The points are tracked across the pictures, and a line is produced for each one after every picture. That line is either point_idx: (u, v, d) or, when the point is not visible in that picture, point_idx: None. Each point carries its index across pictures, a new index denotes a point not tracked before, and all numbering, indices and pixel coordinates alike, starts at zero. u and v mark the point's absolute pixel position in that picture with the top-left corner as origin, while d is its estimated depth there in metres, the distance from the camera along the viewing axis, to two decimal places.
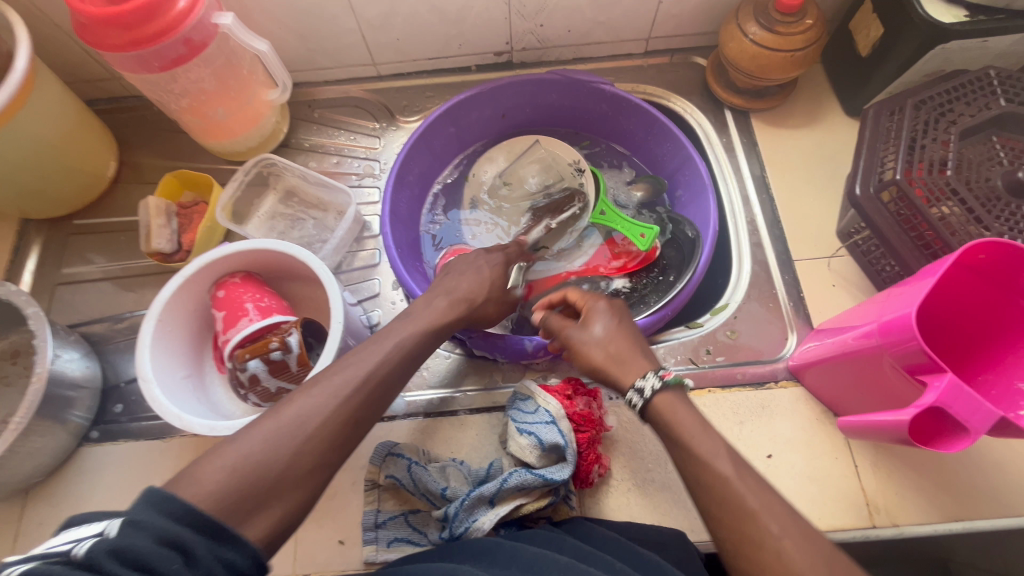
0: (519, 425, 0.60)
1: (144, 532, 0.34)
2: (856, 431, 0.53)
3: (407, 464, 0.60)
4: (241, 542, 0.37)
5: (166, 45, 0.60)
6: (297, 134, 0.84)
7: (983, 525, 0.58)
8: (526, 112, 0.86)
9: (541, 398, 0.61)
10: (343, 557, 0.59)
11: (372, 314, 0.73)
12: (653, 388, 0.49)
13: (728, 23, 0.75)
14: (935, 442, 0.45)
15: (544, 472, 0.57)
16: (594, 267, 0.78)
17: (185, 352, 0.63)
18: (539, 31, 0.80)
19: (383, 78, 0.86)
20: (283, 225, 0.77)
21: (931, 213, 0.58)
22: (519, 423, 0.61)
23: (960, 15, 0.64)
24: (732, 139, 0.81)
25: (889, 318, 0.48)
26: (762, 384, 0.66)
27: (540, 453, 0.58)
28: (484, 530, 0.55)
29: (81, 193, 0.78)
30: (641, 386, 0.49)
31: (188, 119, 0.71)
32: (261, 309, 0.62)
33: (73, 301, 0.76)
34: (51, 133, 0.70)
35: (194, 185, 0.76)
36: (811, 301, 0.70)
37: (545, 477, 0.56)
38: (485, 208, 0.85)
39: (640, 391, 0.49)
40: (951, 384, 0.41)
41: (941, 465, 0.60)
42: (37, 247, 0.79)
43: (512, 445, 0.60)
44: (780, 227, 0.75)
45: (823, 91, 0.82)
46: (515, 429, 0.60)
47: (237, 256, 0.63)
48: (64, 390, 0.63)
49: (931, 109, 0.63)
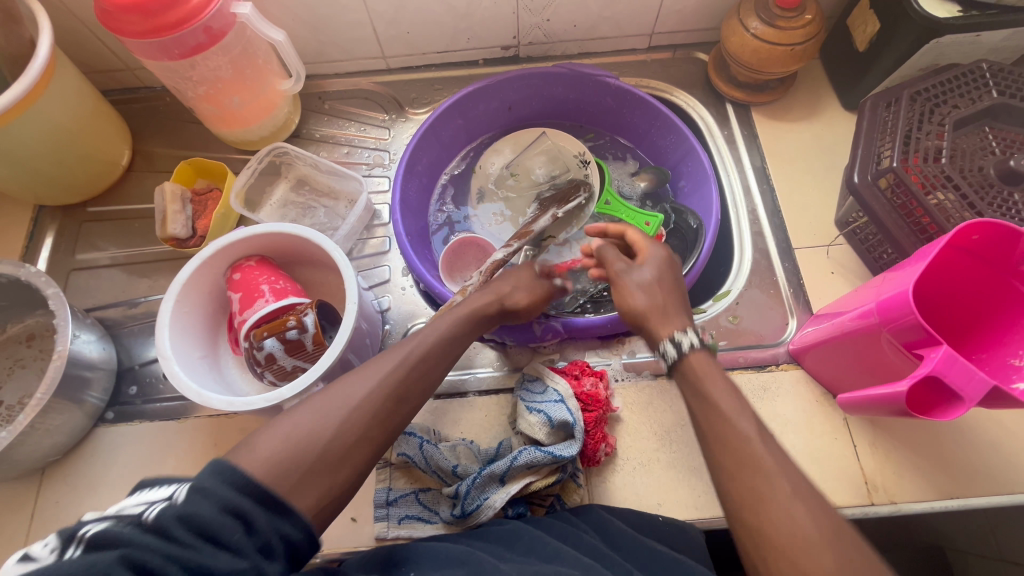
0: (528, 405, 0.62)
1: (210, 501, 0.35)
2: (855, 408, 0.55)
3: (419, 442, 0.61)
4: (296, 514, 0.39)
5: (187, 33, 0.62)
6: (307, 125, 0.85)
7: (978, 502, 0.60)
8: (531, 106, 0.88)
9: (550, 378, 0.64)
10: (355, 534, 0.60)
11: (383, 299, 0.75)
12: (691, 344, 0.50)
13: (730, 19, 0.77)
14: (932, 412, 0.47)
15: (553, 449, 0.58)
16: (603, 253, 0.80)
17: (200, 334, 0.64)
18: (545, 25, 0.82)
19: (392, 71, 0.88)
20: (296, 212, 0.79)
21: (927, 199, 0.60)
22: (528, 402, 0.63)
23: (953, 10, 0.66)
24: (733, 132, 0.83)
25: (886, 297, 0.50)
26: (763, 366, 0.68)
27: (549, 430, 0.60)
28: (495, 508, 0.57)
29: (95, 181, 0.80)
30: (679, 339, 0.51)
31: (203, 106, 0.72)
32: (276, 291, 0.63)
33: (88, 286, 0.77)
34: (69, 120, 0.72)
35: (209, 172, 0.77)
36: (810, 286, 0.72)
37: (554, 454, 0.57)
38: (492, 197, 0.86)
39: (678, 344, 0.51)
40: (946, 354, 0.43)
41: (937, 444, 0.62)
42: (52, 233, 0.80)
43: (521, 424, 0.62)
44: (780, 217, 0.77)
45: (822, 85, 0.84)
46: (524, 408, 0.62)
47: (253, 240, 0.64)
48: (82, 370, 0.64)
49: (926, 101, 0.65)
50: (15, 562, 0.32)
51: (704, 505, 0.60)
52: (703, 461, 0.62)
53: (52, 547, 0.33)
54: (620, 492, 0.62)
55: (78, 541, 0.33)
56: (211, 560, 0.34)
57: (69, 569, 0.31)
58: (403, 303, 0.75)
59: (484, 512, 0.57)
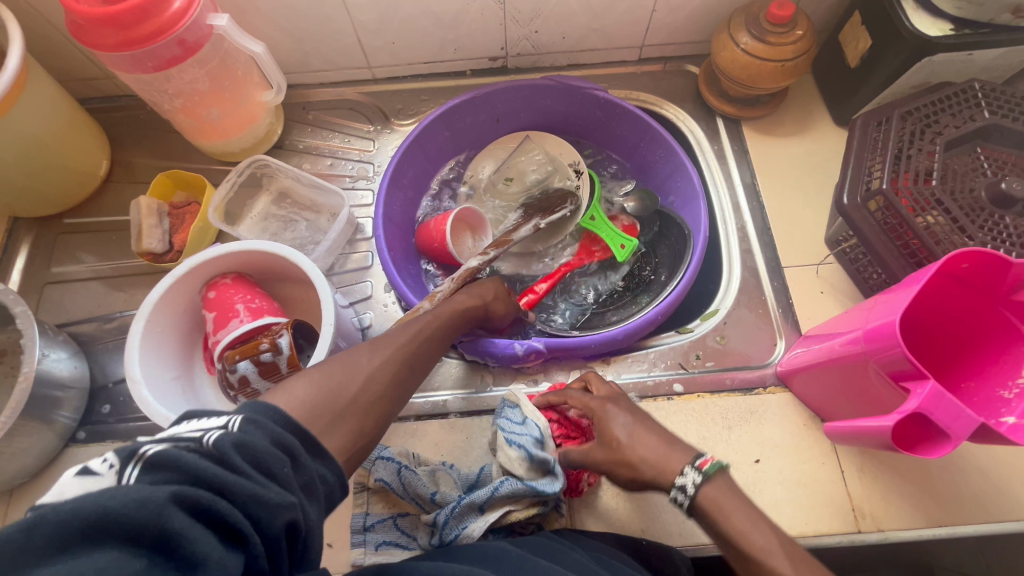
0: (508, 436, 0.59)
1: (262, 433, 0.33)
2: (841, 437, 0.53)
3: (397, 467, 0.59)
4: (330, 458, 0.37)
5: (160, 45, 0.60)
6: (291, 136, 0.84)
7: (967, 530, 0.59)
8: (520, 117, 0.86)
9: (530, 408, 0.61)
10: (330, 561, 0.59)
11: (364, 316, 0.73)
12: (694, 484, 0.44)
13: (721, 33, 0.76)
14: (916, 448, 0.46)
15: (535, 484, 0.56)
16: (574, 263, 0.80)
17: (173, 353, 0.63)
18: (534, 36, 0.81)
19: (378, 81, 0.86)
20: (276, 226, 0.77)
21: (916, 222, 0.59)
22: (508, 433, 0.59)
23: (946, 28, 0.64)
24: (723, 147, 0.82)
25: (875, 325, 0.49)
26: (750, 389, 0.67)
27: (530, 465, 0.57)
28: (473, 537, 0.55)
29: (72, 192, 0.78)
30: (682, 483, 0.45)
31: (181, 118, 0.71)
32: (252, 310, 0.62)
33: (62, 301, 0.75)
34: (44, 132, 0.70)
35: (186, 185, 0.75)
36: (799, 306, 0.71)
37: (537, 490, 0.56)
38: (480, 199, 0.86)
39: (682, 489, 0.44)
40: (933, 390, 0.42)
41: (926, 471, 0.61)
42: (27, 246, 0.78)
43: (501, 456, 0.59)
44: (770, 234, 0.76)
45: (813, 100, 0.83)
46: (504, 439, 0.59)
47: (227, 258, 0.63)
48: (51, 390, 0.62)
49: (917, 120, 0.64)
50: (75, 475, 0.29)
51: (688, 532, 0.59)
52: None
53: (111, 464, 0.29)
54: (603, 515, 0.61)
55: (137, 460, 0.29)
56: (266, 491, 0.30)
57: (127, 491, 0.27)
58: (385, 320, 0.73)
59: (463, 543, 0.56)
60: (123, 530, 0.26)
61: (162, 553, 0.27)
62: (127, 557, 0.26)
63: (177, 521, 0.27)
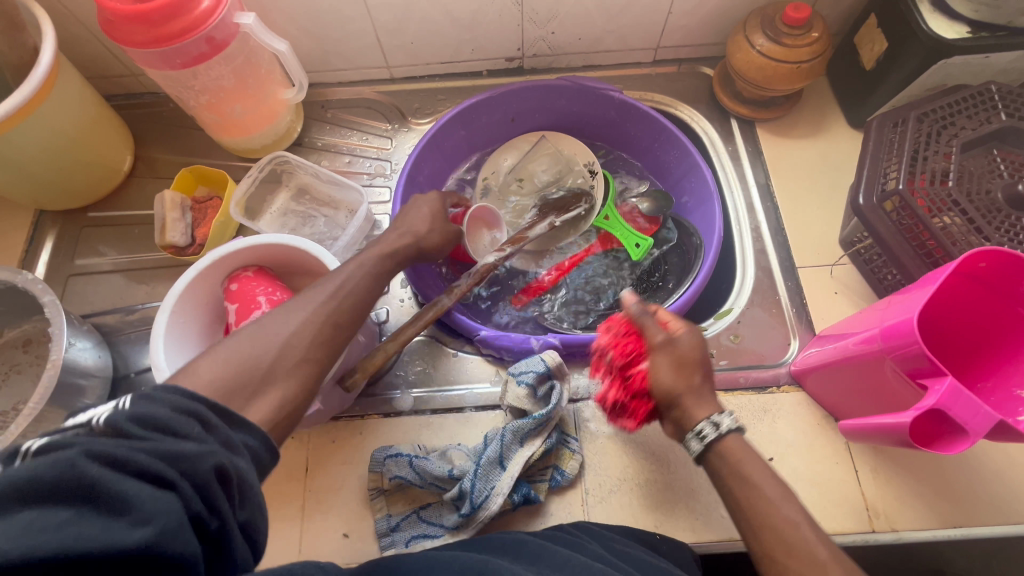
0: (516, 377, 0.63)
1: (160, 404, 0.32)
2: (857, 434, 0.54)
3: (409, 460, 0.60)
4: (247, 424, 0.36)
5: (190, 42, 0.61)
6: (310, 133, 0.85)
7: (981, 531, 0.58)
8: (536, 118, 0.87)
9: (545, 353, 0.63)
10: (346, 550, 0.60)
11: (381, 311, 0.74)
12: (729, 427, 0.47)
13: (736, 34, 0.77)
14: (933, 445, 0.46)
15: (535, 414, 0.60)
16: (580, 256, 0.81)
17: (196, 344, 0.64)
18: (550, 38, 0.82)
19: (396, 80, 0.88)
20: (295, 222, 0.78)
21: (932, 222, 0.60)
22: (516, 375, 0.63)
23: (963, 31, 0.65)
24: (738, 148, 0.82)
25: (891, 323, 0.49)
26: (764, 388, 0.67)
27: (533, 399, 0.62)
28: (504, 493, 0.57)
29: (97, 186, 0.80)
30: (718, 420, 0.47)
31: (205, 115, 0.72)
32: (273, 303, 0.63)
33: (86, 292, 0.77)
34: (72, 126, 0.72)
35: (209, 180, 0.77)
36: (813, 306, 0.71)
37: (535, 419, 0.59)
38: (494, 197, 0.86)
39: (718, 424, 0.47)
40: (951, 387, 0.42)
41: (941, 472, 0.61)
42: (52, 237, 0.80)
43: (507, 395, 0.63)
44: (783, 234, 0.76)
45: (827, 103, 0.83)
46: (511, 381, 0.63)
47: (251, 251, 0.64)
48: (77, 378, 0.64)
49: (933, 121, 0.64)
50: None
51: (701, 527, 0.59)
52: (699, 483, 0.61)
53: None
54: (617, 510, 0.61)
55: (18, 456, 0.29)
56: (180, 444, 0.31)
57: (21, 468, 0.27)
58: (401, 315, 0.74)
59: (493, 502, 0.57)
60: (34, 495, 0.26)
61: (87, 505, 0.27)
62: (47, 512, 0.26)
63: (89, 475, 0.27)
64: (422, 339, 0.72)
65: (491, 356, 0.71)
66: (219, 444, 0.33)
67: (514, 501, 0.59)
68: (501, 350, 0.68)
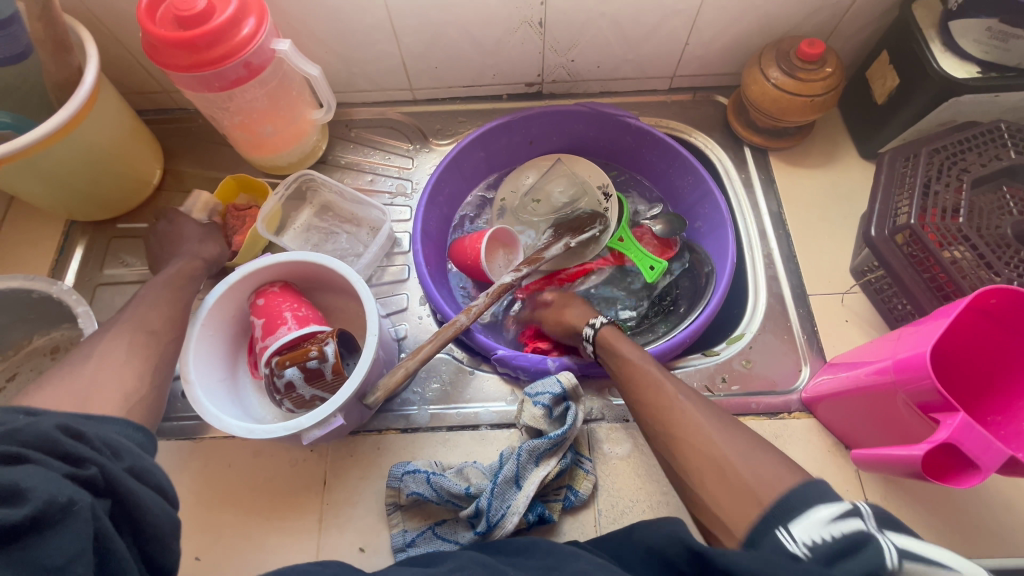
0: (531, 397, 0.64)
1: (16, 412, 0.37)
2: (868, 465, 0.55)
3: (426, 477, 0.61)
4: (107, 418, 0.42)
5: (229, 67, 0.64)
6: (334, 151, 0.88)
7: (992, 562, 0.59)
8: (552, 140, 0.89)
9: (562, 374, 0.65)
10: (362, 564, 0.61)
11: (400, 328, 0.76)
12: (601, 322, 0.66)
13: (752, 67, 0.79)
14: (948, 478, 0.47)
15: (551, 434, 0.61)
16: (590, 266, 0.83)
17: (222, 356, 0.65)
18: (569, 65, 0.84)
19: (418, 102, 0.90)
20: (319, 237, 0.81)
21: (943, 256, 0.61)
22: (533, 396, 0.64)
23: (973, 71, 0.67)
24: (750, 175, 0.84)
25: (904, 356, 0.50)
26: (775, 414, 0.68)
27: (549, 419, 0.64)
28: (519, 512, 0.58)
29: (128, 198, 0.82)
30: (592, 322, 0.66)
31: (235, 133, 0.75)
32: (298, 318, 0.65)
33: (113, 301, 0.79)
34: (108, 142, 0.74)
35: (252, 188, 0.79)
36: (824, 334, 0.73)
37: (551, 439, 0.61)
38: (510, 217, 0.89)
39: (591, 324, 0.66)
40: (963, 422, 0.44)
41: (952, 501, 0.62)
42: (81, 246, 0.82)
43: (524, 414, 0.64)
44: (795, 262, 0.78)
45: (838, 134, 0.85)
46: (528, 401, 0.65)
47: (277, 267, 0.66)
48: None
49: (944, 157, 0.66)
50: None
51: None
52: None
53: None
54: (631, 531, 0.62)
55: None
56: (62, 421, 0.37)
57: None
58: (419, 332, 0.76)
59: (508, 521, 0.59)
60: None
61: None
62: None
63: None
64: (439, 356, 0.74)
65: (506, 374, 0.72)
66: (56, 417, 0.37)
67: (528, 520, 0.60)
68: (518, 372, 0.70)
